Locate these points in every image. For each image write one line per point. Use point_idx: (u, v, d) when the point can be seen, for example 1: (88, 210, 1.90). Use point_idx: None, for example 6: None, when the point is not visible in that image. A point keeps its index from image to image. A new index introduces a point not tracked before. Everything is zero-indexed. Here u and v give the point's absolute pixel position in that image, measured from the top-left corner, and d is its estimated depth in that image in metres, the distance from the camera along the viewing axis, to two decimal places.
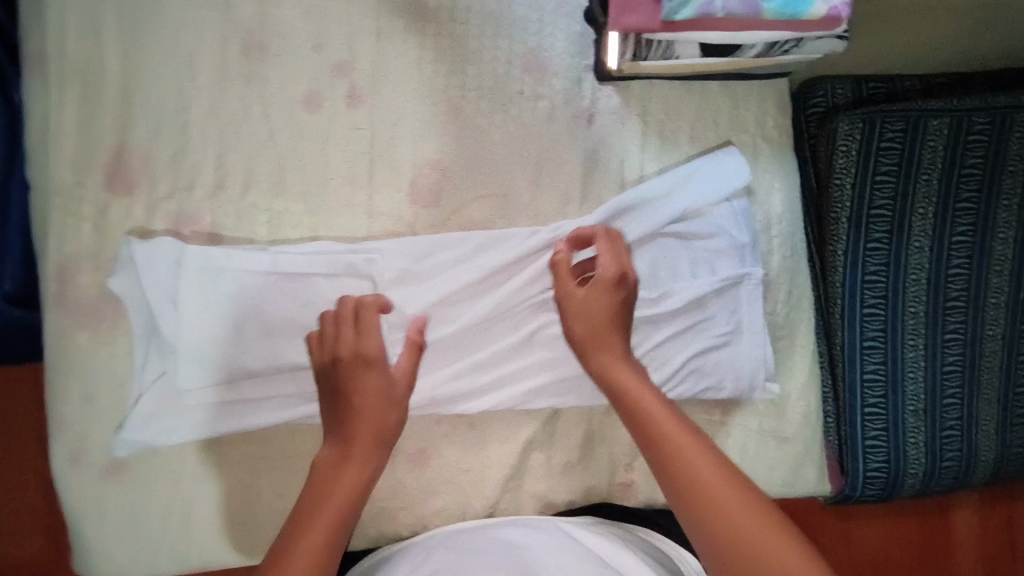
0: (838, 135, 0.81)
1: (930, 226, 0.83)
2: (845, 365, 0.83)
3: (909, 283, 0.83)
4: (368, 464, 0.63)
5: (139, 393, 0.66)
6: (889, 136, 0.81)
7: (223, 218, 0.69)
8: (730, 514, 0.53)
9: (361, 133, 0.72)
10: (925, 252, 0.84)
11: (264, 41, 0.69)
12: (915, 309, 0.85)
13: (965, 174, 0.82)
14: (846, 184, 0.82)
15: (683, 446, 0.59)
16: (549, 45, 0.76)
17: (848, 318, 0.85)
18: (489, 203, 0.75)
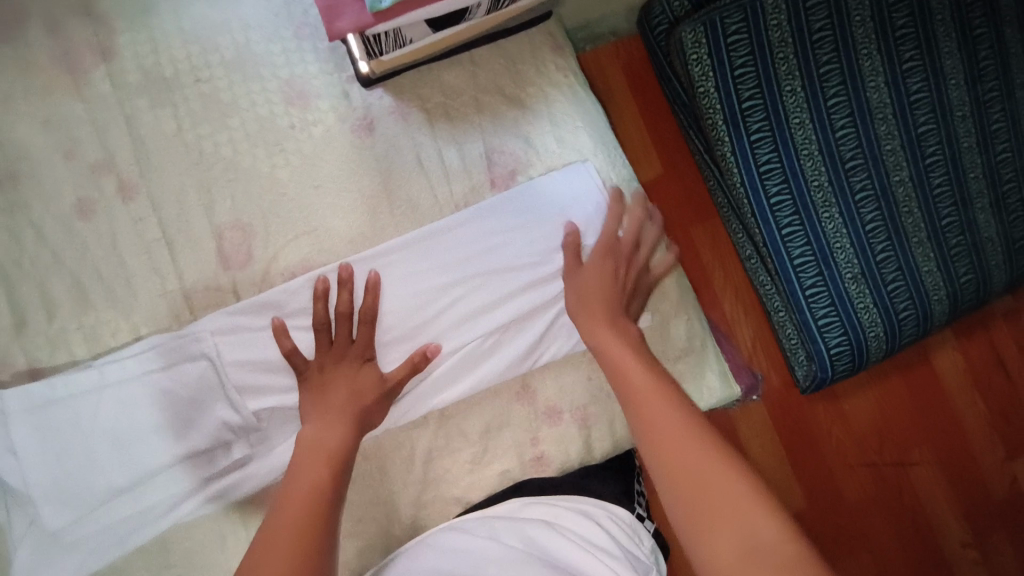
0: (686, 45, 0.87)
1: (802, 96, 0.89)
2: (774, 251, 0.92)
3: (804, 158, 0.90)
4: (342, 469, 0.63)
5: (17, 545, 0.65)
6: (732, 29, 0.87)
7: (36, 352, 0.68)
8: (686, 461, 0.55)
9: (146, 221, 0.71)
10: (806, 122, 0.89)
11: (14, 169, 0.69)
12: (814, 176, 0.90)
13: (817, 39, 0.88)
14: (710, 90, 0.89)
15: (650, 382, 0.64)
16: (302, 70, 0.75)
17: (759, 203, 0.91)
18: (299, 242, 0.74)
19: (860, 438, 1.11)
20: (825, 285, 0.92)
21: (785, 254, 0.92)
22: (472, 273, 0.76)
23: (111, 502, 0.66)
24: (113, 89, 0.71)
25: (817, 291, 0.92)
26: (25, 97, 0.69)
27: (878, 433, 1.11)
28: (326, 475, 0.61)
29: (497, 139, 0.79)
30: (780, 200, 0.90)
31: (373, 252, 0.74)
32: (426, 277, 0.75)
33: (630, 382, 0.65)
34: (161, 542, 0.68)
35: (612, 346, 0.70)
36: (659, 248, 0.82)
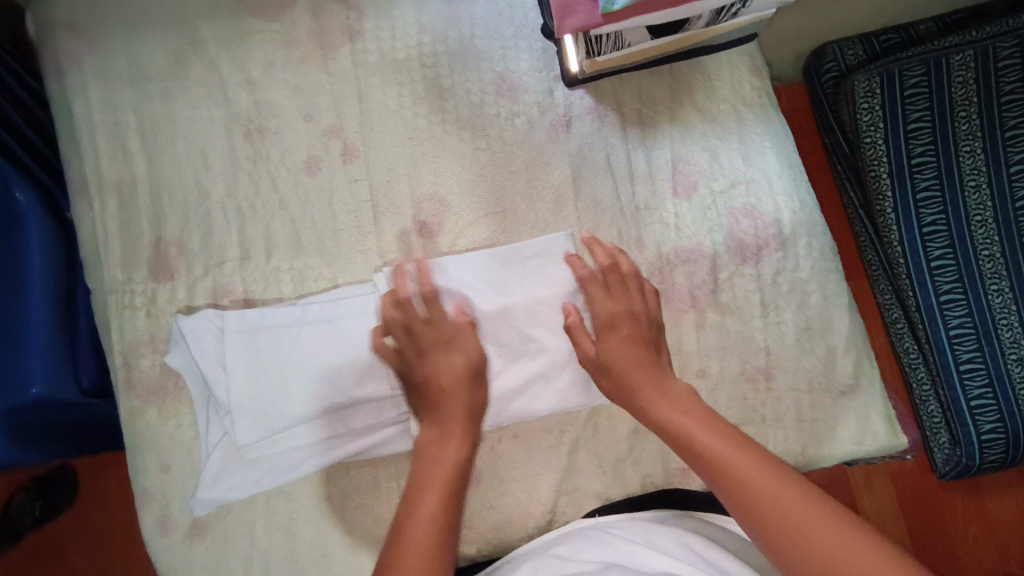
0: (859, 94, 0.91)
1: (981, 161, 0.91)
2: (928, 316, 0.94)
3: (975, 225, 0.92)
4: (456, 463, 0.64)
5: (208, 453, 0.73)
6: (912, 82, 0.90)
7: (253, 284, 0.76)
8: (814, 535, 0.51)
9: (359, 183, 0.78)
10: (981, 189, 0.91)
11: (262, 123, 0.78)
12: (983, 245, 0.91)
13: (1006, 102, 0.90)
14: (877, 141, 0.93)
15: (769, 473, 0.56)
16: (515, 66, 0.81)
17: (919, 267, 0.93)
18: (487, 221, 0.78)
19: (1000, 542, 1.06)
20: (984, 362, 0.92)
21: (942, 320, 0.93)
22: (537, 309, 0.75)
23: (289, 431, 0.73)
24: (353, 66, 0.80)
25: (972, 365, 0.92)
26: (282, 64, 0.80)
27: (1022, 543, 1.06)
28: (450, 470, 0.63)
29: (684, 150, 0.81)
30: (942, 265, 0.92)
31: (513, 248, 0.77)
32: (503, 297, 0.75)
33: (739, 476, 0.57)
34: (327, 475, 0.74)
35: (657, 399, 0.66)
36: (833, 277, 0.79)
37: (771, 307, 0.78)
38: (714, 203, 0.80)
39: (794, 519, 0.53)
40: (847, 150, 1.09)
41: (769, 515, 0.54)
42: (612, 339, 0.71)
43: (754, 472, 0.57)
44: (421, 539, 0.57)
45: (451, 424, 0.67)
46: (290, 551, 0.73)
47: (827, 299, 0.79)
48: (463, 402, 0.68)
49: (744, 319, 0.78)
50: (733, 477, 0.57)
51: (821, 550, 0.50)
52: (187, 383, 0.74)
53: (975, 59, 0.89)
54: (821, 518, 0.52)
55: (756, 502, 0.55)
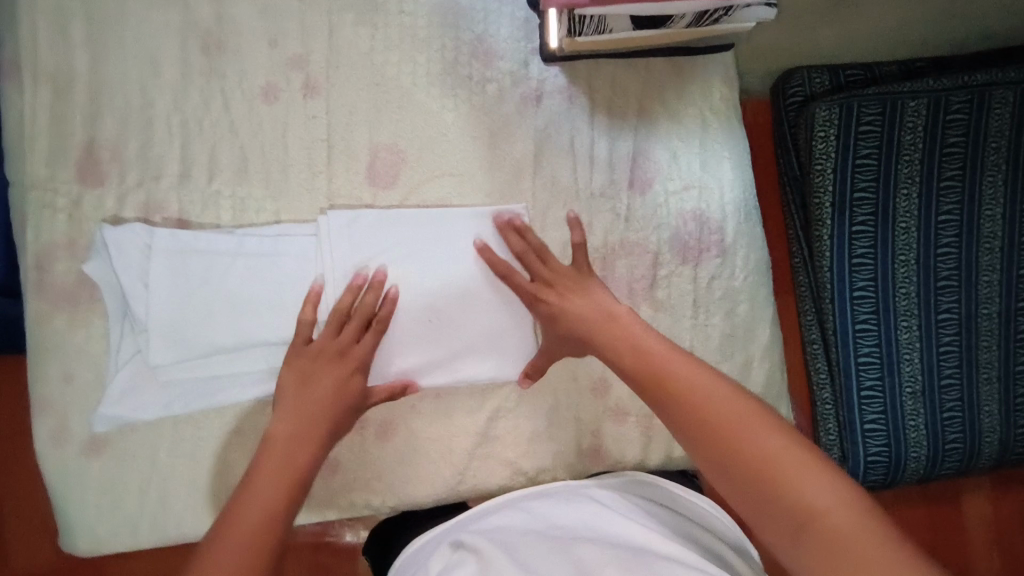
0: (818, 123, 0.95)
1: (916, 206, 0.96)
2: (842, 340, 0.99)
3: (898, 264, 0.97)
4: (302, 467, 0.63)
5: (116, 368, 0.70)
6: (867, 119, 0.95)
7: (190, 206, 0.73)
8: (768, 464, 0.53)
9: (317, 120, 0.76)
10: (911, 231, 0.97)
11: (222, 39, 0.74)
12: (903, 285, 0.97)
13: (946, 153, 0.95)
14: (826, 170, 0.97)
15: (721, 399, 0.58)
16: (494, 30, 0.80)
17: (843, 295, 0.98)
18: (443, 182, 0.78)
19: None
20: (882, 393, 0.99)
21: (853, 349, 0.99)
22: (473, 277, 0.76)
23: (206, 359, 0.71)
24: None
25: (872, 394, 0.99)
26: None
27: None
28: (280, 463, 0.62)
29: (646, 146, 0.82)
30: (863, 296, 0.98)
31: (460, 211, 0.77)
32: (398, 269, 0.74)
33: (692, 403, 0.59)
34: (239, 409, 0.73)
35: (618, 329, 0.68)
36: (762, 291, 0.83)
37: (701, 310, 0.81)
38: (665, 203, 0.82)
39: (747, 440, 0.55)
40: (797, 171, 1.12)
41: (722, 437, 0.56)
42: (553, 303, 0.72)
43: (711, 403, 0.58)
44: (237, 546, 0.55)
45: (308, 442, 0.64)
46: (192, 478, 0.72)
47: (754, 311, 0.83)
48: (319, 398, 0.67)
49: (674, 317, 0.81)
50: (690, 403, 0.59)
51: (765, 469, 0.53)
52: (103, 292, 0.71)
53: (927, 107, 0.94)
54: (770, 437, 0.55)
55: (710, 425, 0.57)
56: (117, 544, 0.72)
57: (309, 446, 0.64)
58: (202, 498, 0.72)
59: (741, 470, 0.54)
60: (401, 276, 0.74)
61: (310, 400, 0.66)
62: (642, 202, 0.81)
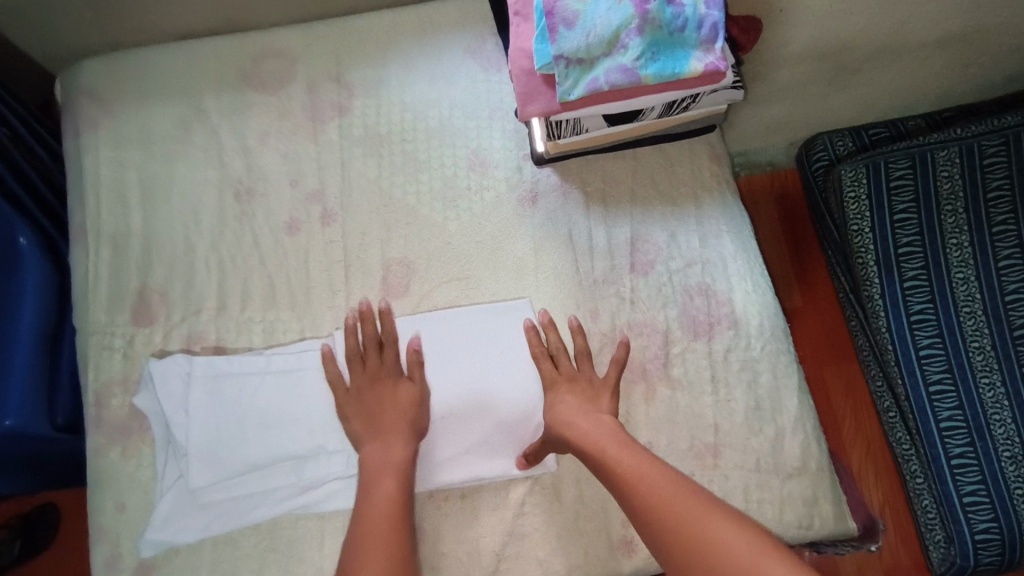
0: (845, 184, 0.97)
1: (968, 255, 0.95)
2: (918, 405, 0.94)
3: (964, 316, 0.94)
4: (396, 480, 0.68)
5: (160, 495, 0.75)
6: (897, 174, 0.96)
7: (226, 333, 0.81)
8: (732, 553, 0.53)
9: (334, 244, 0.84)
10: (969, 282, 0.94)
11: (252, 185, 0.85)
12: (973, 338, 0.93)
13: (992, 198, 0.94)
14: (864, 229, 0.97)
15: (682, 500, 0.59)
16: (488, 144, 0.88)
17: (908, 355, 0.95)
18: (451, 286, 0.83)
19: None
20: (977, 459, 0.91)
21: (931, 411, 0.94)
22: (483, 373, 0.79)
23: (238, 478, 0.75)
24: (340, 138, 0.87)
25: (966, 461, 0.91)
26: (276, 133, 0.87)
27: None
28: (393, 486, 0.67)
29: (643, 229, 0.85)
30: (930, 355, 0.94)
31: (466, 311, 0.81)
32: (405, 372, 0.78)
33: (654, 504, 0.59)
34: (272, 524, 0.75)
35: (584, 428, 0.69)
36: (784, 358, 0.81)
37: (721, 383, 0.80)
38: (669, 280, 0.83)
39: (706, 531, 0.55)
40: (835, 236, 1.17)
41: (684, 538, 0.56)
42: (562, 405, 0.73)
43: (674, 501, 0.59)
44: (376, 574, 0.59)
45: (395, 440, 0.71)
46: None
47: (777, 379, 0.80)
48: (403, 416, 0.73)
49: (694, 394, 0.79)
50: (641, 496, 0.61)
51: (731, 559, 0.52)
52: (149, 421, 0.78)
53: (960, 155, 0.95)
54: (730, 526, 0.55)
55: (665, 520, 0.58)
56: None
57: (403, 445, 0.71)
58: None
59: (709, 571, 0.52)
60: None
61: (394, 405, 0.73)
62: (645, 281, 0.83)
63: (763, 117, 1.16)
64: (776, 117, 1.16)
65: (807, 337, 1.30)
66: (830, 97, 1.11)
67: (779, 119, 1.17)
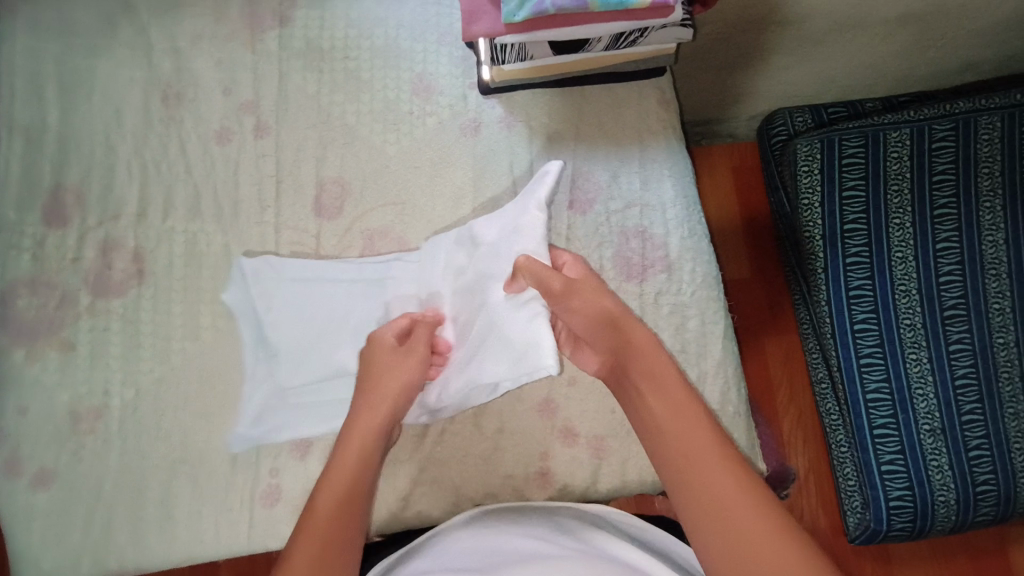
0: (800, 159, 0.99)
1: (911, 233, 0.95)
2: (847, 376, 0.98)
3: (899, 294, 0.95)
4: (345, 496, 0.54)
5: (187, 395, 0.74)
6: (850, 152, 0.98)
7: (145, 241, 0.77)
8: (728, 509, 0.46)
9: (266, 158, 0.81)
10: (908, 260, 0.95)
11: (181, 91, 0.81)
12: (908, 316, 0.95)
13: (937, 180, 0.95)
14: (813, 204, 0.99)
15: (723, 464, 0.47)
16: (434, 69, 0.85)
17: (842, 329, 0.97)
18: (385, 210, 0.81)
19: None
20: (897, 431, 0.95)
21: (859, 383, 0.97)
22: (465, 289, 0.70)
23: (322, 385, 0.76)
24: (279, 49, 0.83)
25: (886, 432, 0.96)
26: (210, 38, 0.83)
27: None
28: (339, 494, 0.54)
29: (586, 168, 0.84)
30: (864, 329, 0.96)
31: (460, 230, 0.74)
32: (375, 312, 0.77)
33: (652, 415, 0.52)
34: (185, 437, 0.74)
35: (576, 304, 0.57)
36: (714, 305, 0.82)
37: (650, 326, 0.80)
38: (607, 221, 0.83)
39: (698, 470, 0.48)
40: (787, 209, 1.18)
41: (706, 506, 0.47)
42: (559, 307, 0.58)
43: (705, 446, 0.49)
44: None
45: (350, 453, 0.58)
46: (134, 508, 0.72)
47: (705, 325, 0.81)
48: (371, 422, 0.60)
49: None
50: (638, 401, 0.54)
51: (721, 513, 0.46)
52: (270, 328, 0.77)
53: (911, 136, 0.96)
54: (723, 477, 0.47)
55: (666, 438, 0.50)
56: None
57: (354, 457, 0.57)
58: (143, 534, 0.71)
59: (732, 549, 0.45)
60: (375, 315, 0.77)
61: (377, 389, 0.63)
62: (583, 219, 0.82)
63: (715, 83, 1.14)
64: (730, 85, 1.15)
65: (751, 308, 1.32)
66: (785, 68, 1.11)
67: (733, 87, 1.16)
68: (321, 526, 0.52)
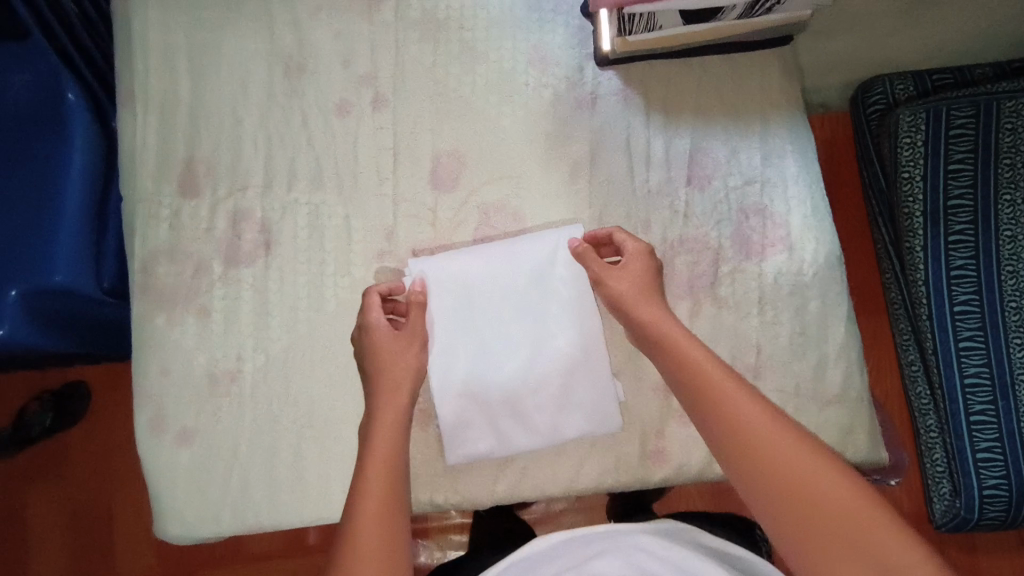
0: (902, 130, 0.93)
1: (1021, 211, 0.90)
2: (945, 360, 0.93)
3: (1006, 275, 0.90)
4: (399, 422, 0.65)
5: (314, 362, 0.78)
6: (958, 123, 0.91)
7: (271, 212, 0.80)
8: (761, 433, 0.55)
9: (385, 131, 0.81)
10: (1017, 239, 0.90)
11: (302, 62, 0.82)
12: (1014, 297, 0.90)
13: None
14: (915, 178, 0.93)
15: (710, 364, 0.61)
16: (550, 40, 0.83)
17: (942, 311, 0.92)
18: (501, 184, 0.80)
19: None
20: (996, 417, 0.91)
21: (958, 368, 0.92)
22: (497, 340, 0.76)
23: (504, 399, 0.75)
24: (395, 20, 0.83)
25: (985, 419, 0.92)
26: (329, 10, 0.83)
27: None
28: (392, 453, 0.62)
29: (704, 142, 0.82)
30: (966, 311, 0.91)
31: (502, 271, 0.77)
32: (485, 335, 0.76)
33: (694, 373, 0.61)
34: (313, 402, 0.77)
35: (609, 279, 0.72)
36: (837, 285, 0.79)
37: (768, 306, 0.78)
38: (726, 198, 0.80)
39: (733, 401, 0.58)
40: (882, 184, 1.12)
41: (712, 406, 0.59)
42: (630, 302, 0.69)
43: (684, 344, 0.64)
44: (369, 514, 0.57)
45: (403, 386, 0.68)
46: (269, 466, 0.76)
47: (826, 306, 0.78)
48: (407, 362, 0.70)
49: (740, 314, 0.78)
50: (681, 363, 0.63)
51: (749, 433, 0.55)
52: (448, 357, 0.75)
53: None
54: (749, 404, 0.57)
55: (701, 384, 0.60)
56: (200, 531, 0.75)
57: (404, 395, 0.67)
58: (278, 492, 0.76)
59: (736, 441, 0.56)
60: (489, 339, 0.76)
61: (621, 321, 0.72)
62: (700, 196, 0.80)
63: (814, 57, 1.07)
64: (831, 60, 1.07)
65: None
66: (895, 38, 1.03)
67: (834, 61, 1.08)
68: (386, 476, 0.60)
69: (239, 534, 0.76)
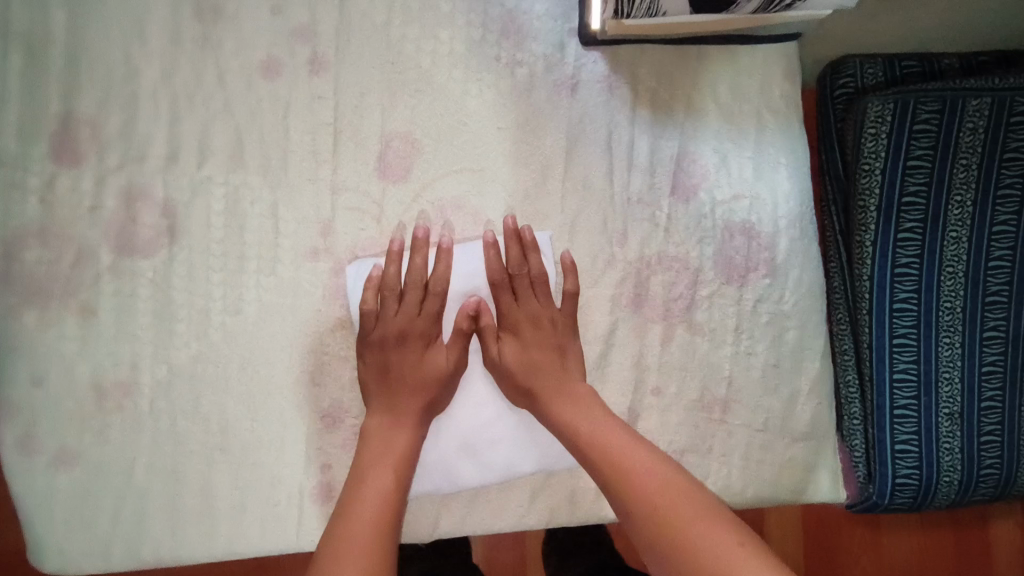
0: (868, 119, 0.77)
1: (969, 211, 0.78)
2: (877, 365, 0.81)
3: (945, 277, 0.79)
4: (399, 468, 0.61)
5: (227, 378, 0.66)
6: (923, 117, 0.77)
7: (176, 192, 0.65)
8: (672, 506, 0.53)
9: (323, 102, 0.67)
10: (961, 239, 0.79)
11: (219, 4, 0.66)
12: (949, 301, 0.80)
13: (1008, 157, 0.77)
14: (874, 170, 0.78)
15: (615, 434, 0.60)
16: (527, 6, 0.70)
17: (882, 316, 0.80)
18: (460, 179, 0.69)
19: None
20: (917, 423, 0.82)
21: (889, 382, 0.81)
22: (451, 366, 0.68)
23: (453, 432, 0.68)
24: None
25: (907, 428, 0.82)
26: None
27: None
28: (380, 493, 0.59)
29: (693, 146, 0.72)
30: (904, 313, 0.80)
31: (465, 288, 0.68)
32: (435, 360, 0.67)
33: (599, 443, 0.60)
34: (225, 424, 0.66)
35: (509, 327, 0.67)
36: (816, 317, 0.73)
37: (745, 336, 0.72)
38: (711, 213, 0.72)
39: (642, 477, 0.55)
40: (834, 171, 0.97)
41: (622, 488, 0.56)
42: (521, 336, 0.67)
43: (572, 417, 0.62)
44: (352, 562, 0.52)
45: (405, 419, 0.64)
46: (171, 495, 0.65)
47: (804, 339, 0.73)
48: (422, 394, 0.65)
49: (714, 342, 0.72)
50: (591, 433, 0.61)
51: (660, 507, 0.53)
52: None
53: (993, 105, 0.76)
54: (661, 476, 0.55)
55: (608, 456, 0.58)
56: (85, 566, 0.64)
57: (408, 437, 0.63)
58: (182, 525, 0.65)
59: (648, 518, 0.53)
60: None
61: (549, 364, 0.66)
62: (683, 208, 0.72)
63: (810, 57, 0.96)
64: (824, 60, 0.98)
65: None
66: None
67: None
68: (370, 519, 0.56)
69: (134, 569, 0.66)
